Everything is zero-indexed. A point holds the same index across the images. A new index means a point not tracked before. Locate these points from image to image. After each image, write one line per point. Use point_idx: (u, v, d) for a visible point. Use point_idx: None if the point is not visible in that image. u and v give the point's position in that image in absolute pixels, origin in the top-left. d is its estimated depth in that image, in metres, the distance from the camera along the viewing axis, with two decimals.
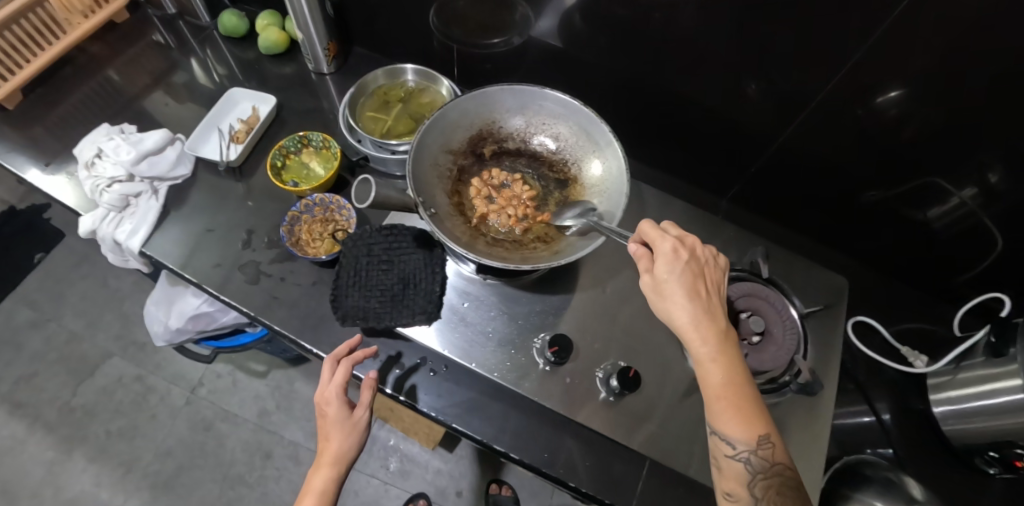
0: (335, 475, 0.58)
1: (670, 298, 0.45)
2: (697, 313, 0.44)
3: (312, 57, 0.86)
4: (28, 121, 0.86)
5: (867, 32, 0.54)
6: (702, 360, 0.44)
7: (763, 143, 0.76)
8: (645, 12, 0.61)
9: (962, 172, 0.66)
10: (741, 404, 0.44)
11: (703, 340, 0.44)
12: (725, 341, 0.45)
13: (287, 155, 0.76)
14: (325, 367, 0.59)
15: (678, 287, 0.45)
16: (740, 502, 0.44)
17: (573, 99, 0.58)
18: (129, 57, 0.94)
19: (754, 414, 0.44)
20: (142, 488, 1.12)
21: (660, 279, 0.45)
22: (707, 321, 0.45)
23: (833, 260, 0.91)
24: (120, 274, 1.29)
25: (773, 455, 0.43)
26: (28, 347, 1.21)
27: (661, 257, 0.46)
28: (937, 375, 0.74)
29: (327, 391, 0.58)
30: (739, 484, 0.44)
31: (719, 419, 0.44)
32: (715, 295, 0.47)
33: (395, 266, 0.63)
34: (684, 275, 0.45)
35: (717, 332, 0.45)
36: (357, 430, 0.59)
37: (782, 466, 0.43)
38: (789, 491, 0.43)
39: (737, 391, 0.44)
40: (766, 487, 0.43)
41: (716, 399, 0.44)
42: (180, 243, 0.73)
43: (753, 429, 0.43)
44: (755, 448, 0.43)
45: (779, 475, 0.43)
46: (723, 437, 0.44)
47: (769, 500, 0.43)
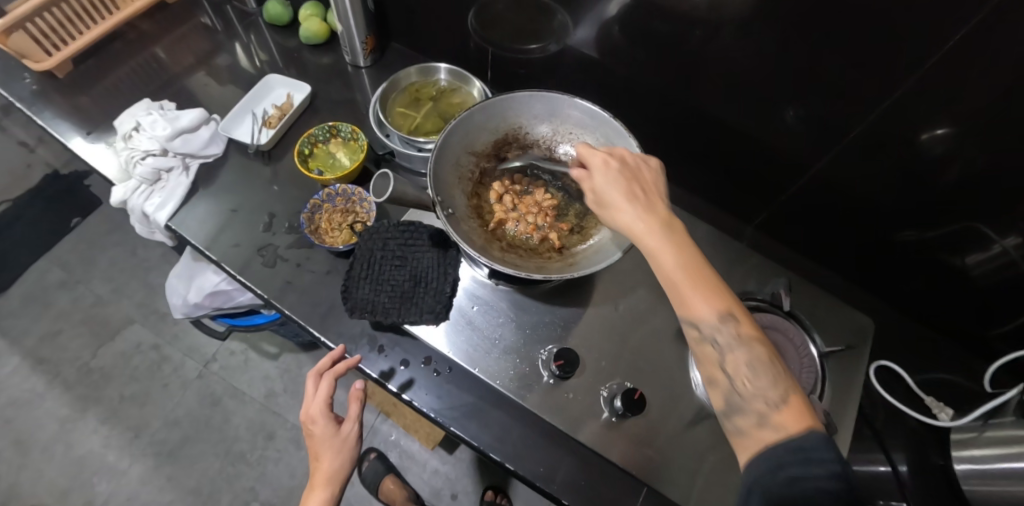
0: (331, 492, 0.61)
1: (616, 206, 0.44)
2: (637, 209, 0.43)
3: (350, 49, 0.88)
4: (77, 90, 0.89)
5: (918, 64, 0.52)
6: (654, 251, 0.42)
7: (796, 172, 0.74)
8: (686, 28, 0.60)
9: (1007, 219, 0.63)
10: (698, 279, 0.41)
11: (650, 230, 0.42)
12: (671, 227, 0.43)
13: (315, 143, 0.77)
14: (310, 383, 0.61)
15: (616, 191, 0.44)
16: (721, 387, 0.41)
17: (601, 110, 0.58)
18: (176, 37, 0.97)
19: (712, 291, 0.41)
20: (147, 454, 1.15)
21: (600, 187, 0.45)
22: (647, 213, 0.43)
23: (861, 299, 0.88)
24: (149, 245, 1.33)
25: (742, 329, 0.40)
26: (56, 305, 1.26)
27: (596, 172, 0.46)
28: (961, 431, 0.70)
29: (312, 409, 0.61)
30: (716, 368, 0.41)
31: (682, 303, 0.41)
32: (655, 194, 0.45)
33: (408, 263, 0.63)
34: (619, 178, 0.45)
35: (660, 220, 0.43)
36: (347, 446, 0.62)
37: (750, 341, 0.40)
38: (759, 363, 0.40)
39: (690, 271, 0.41)
40: (737, 363, 0.40)
41: (671, 285, 0.41)
42: (204, 220, 0.75)
43: (714, 304, 0.40)
44: (719, 326, 0.40)
45: (751, 352, 0.40)
46: (688, 322, 0.41)
47: (744, 379, 0.40)
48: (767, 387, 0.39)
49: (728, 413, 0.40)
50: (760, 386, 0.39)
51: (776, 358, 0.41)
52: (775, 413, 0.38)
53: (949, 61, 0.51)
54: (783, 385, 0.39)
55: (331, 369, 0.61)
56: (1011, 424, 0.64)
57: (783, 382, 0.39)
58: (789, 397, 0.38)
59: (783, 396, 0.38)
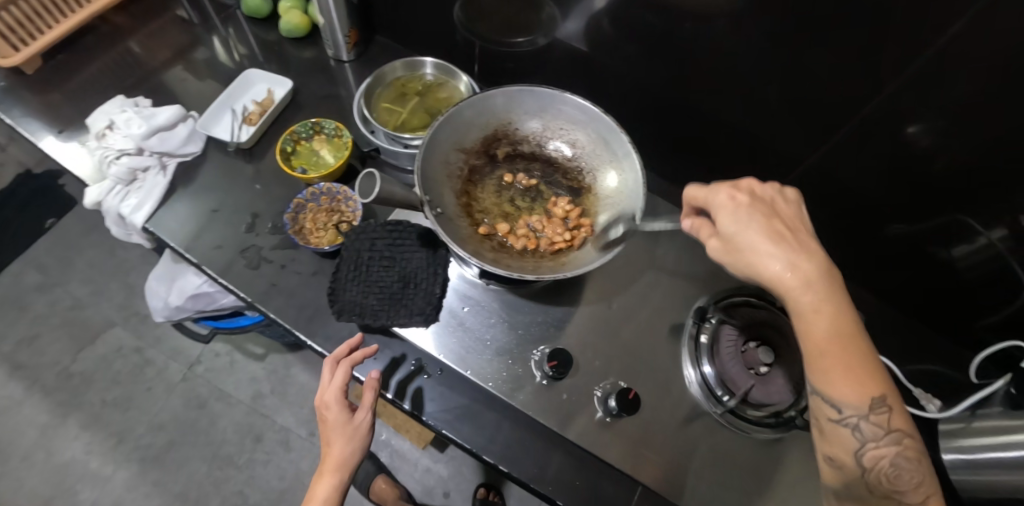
0: (339, 481, 0.58)
1: (752, 250, 0.41)
2: (788, 255, 0.40)
3: (332, 43, 0.85)
4: (46, 86, 0.86)
5: (904, 57, 0.52)
6: (803, 312, 0.40)
7: (787, 166, 0.73)
8: (676, 21, 0.59)
9: (992, 213, 0.62)
10: (850, 361, 0.39)
11: (805, 289, 0.40)
12: (832, 289, 0.40)
13: (298, 141, 0.75)
14: (326, 369, 0.58)
15: (757, 232, 0.41)
16: (844, 470, 0.42)
17: (593, 106, 0.58)
18: (151, 30, 0.94)
19: (868, 375, 0.40)
20: (132, 460, 1.13)
21: (729, 229, 0.42)
22: (797, 263, 0.40)
23: (851, 292, 0.88)
24: (129, 245, 1.29)
25: (891, 423, 0.40)
26: (32, 309, 1.22)
27: (720, 209, 0.43)
28: (949, 422, 0.71)
29: (325, 394, 0.58)
30: (847, 452, 0.41)
31: (824, 379, 0.40)
32: (802, 230, 0.42)
33: (397, 263, 0.62)
34: (754, 218, 0.42)
35: (822, 280, 0.40)
36: (358, 435, 0.59)
37: (898, 435, 0.41)
38: (906, 460, 0.41)
39: (843, 346, 0.39)
40: (881, 457, 0.41)
41: (824, 355, 0.40)
42: (184, 221, 0.72)
43: (867, 390, 0.39)
44: (868, 413, 0.40)
45: (898, 447, 0.41)
46: (829, 400, 0.41)
47: (882, 471, 0.40)
48: (908, 486, 0.40)
49: (844, 494, 0.42)
50: (900, 483, 0.40)
51: (919, 452, 0.42)
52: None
53: (936, 57, 0.50)
54: (926, 485, 0.40)
55: (348, 357, 0.59)
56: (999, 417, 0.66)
57: (928, 484, 0.40)
58: (931, 501, 0.40)
59: (926, 499, 0.39)
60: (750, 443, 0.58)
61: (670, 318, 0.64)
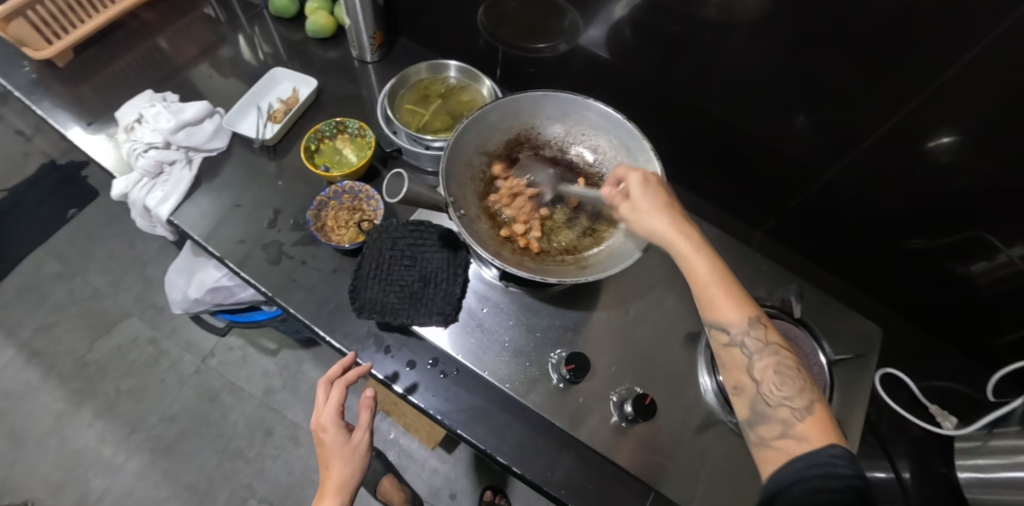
0: (340, 505, 0.57)
1: (642, 211, 0.47)
2: (670, 212, 0.46)
3: (357, 44, 0.86)
4: (77, 80, 0.88)
5: (930, 75, 0.52)
6: (686, 255, 0.44)
7: (806, 179, 0.73)
8: (699, 32, 0.59)
9: (1014, 230, 0.62)
10: (729, 286, 0.44)
11: (682, 234, 0.45)
12: (700, 234, 0.45)
13: (322, 139, 0.76)
14: (320, 392, 0.60)
15: (650, 196, 0.47)
16: (747, 394, 0.42)
17: (616, 112, 0.58)
18: (180, 27, 0.95)
19: (741, 297, 0.43)
20: (144, 449, 1.14)
21: (637, 187, 0.48)
22: (678, 216, 0.46)
23: (867, 307, 0.88)
24: (147, 237, 1.32)
25: (767, 336, 0.43)
26: (52, 297, 1.24)
27: (632, 184, 0.49)
28: (965, 440, 0.70)
29: (323, 416, 0.59)
30: (741, 372, 0.43)
31: (711, 308, 0.43)
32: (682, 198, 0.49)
33: (417, 263, 0.63)
34: (655, 184, 0.48)
35: (691, 224, 0.46)
36: (357, 455, 0.59)
37: (777, 347, 0.43)
38: (787, 369, 0.42)
39: (723, 276, 0.44)
40: (766, 369, 0.42)
41: (702, 289, 0.44)
42: (207, 216, 0.74)
43: (743, 310, 0.43)
44: (748, 329, 0.43)
45: (777, 357, 0.42)
46: (719, 326, 0.43)
47: (771, 381, 0.42)
48: (793, 393, 0.41)
49: (753, 421, 0.41)
50: (786, 391, 0.41)
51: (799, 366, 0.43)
52: (797, 419, 0.39)
53: (960, 73, 0.51)
54: (806, 390, 0.41)
55: (342, 377, 0.60)
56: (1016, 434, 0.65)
57: (807, 388, 0.41)
58: (813, 405, 0.40)
59: (809, 402, 0.40)
60: None
61: (687, 326, 0.64)
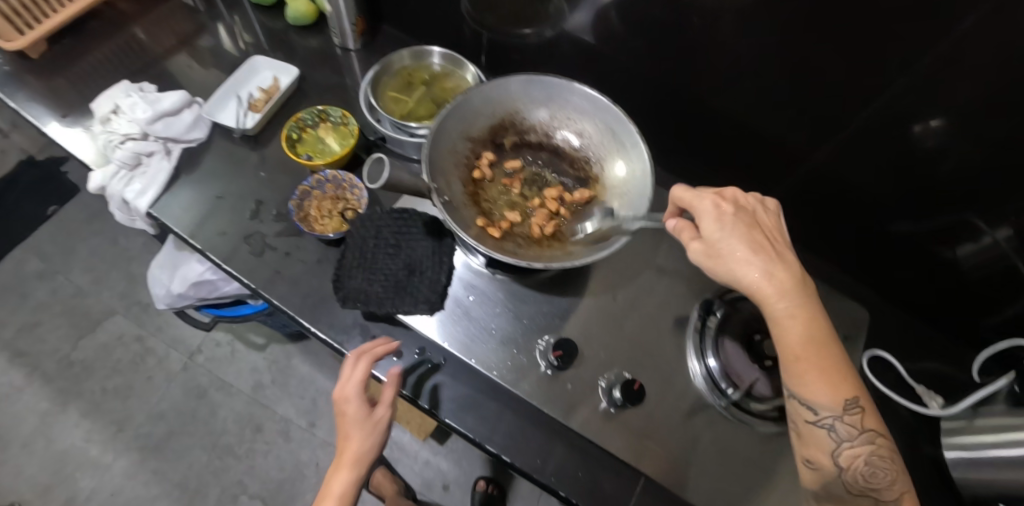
0: (355, 473, 0.58)
1: (726, 255, 0.44)
2: (767, 266, 0.43)
3: (339, 31, 0.84)
4: (50, 71, 0.85)
5: (915, 57, 0.51)
6: (779, 318, 0.44)
7: (793, 162, 0.73)
8: (686, 15, 0.58)
9: (999, 214, 0.62)
10: (826, 366, 0.44)
11: (781, 295, 0.43)
12: (806, 295, 0.44)
13: (304, 128, 0.75)
14: (348, 363, 0.58)
15: (741, 242, 0.44)
16: (823, 470, 0.46)
17: (601, 96, 0.57)
18: (157, 16, 0.93)
19: (841, 381, 0.44)
20: (132, 448, 1.12)
21: (712, 237, 0.44)
22: (772, 274, 0.43)
23: (854, 290, 0.88)
24: (131, 234, 1.29)
25: (862, 421, 0.45)
26: (33, 296, 1.22)
27: (705, 217, 0.45)
28: (951, 420, 0.71)
29: (346, 388, 0.57)
30: (823, 453, 0.45)
31: (801, 384, 0.44)
32: (779, 242, 0.46)
33: (402, 251, 0.62)
34: (736, 233, 0.44)
35: (797, 290, 0.44)
36: (377, 430, 0.58)
37: (873, 435, 0.45)
38: (879, 460, 0.44)
39: (816, 348, 0.43)
40: (857, 458, 0.45)
41: (793, 363, 0.44)
42: (188, 208, 0.72)
43: (840, 395, 0.44)
44: (841, 414, 0.44)
45: (870, 446, 0.45)
46: (808, 406, 0.45)
47: (856, 467, 0.45)
48: (886, 484, 0.44)
49: (824, 494, 0.46)
50: (877, 479, 0.44)
51: (890, 450, 0.46)
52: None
53: (943, 57, 0.50)
54: (895, 479, 0.45)
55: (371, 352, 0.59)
56: (1002, 414, 0.65)
57: (901, 480, 0.45)
58: (905, 497, 0.44)
59: (900, 494, 0.44)
60: (752, 436, 0.58)
61: (676, 311, 0.63)
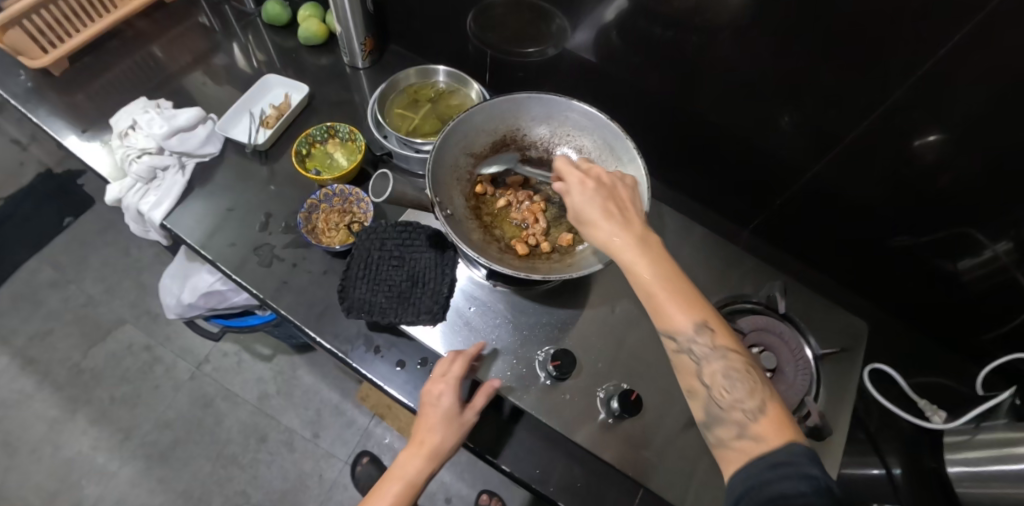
0: (429, 465, 0.54)
1: (593, 222, 0.45)
2: (616, 226, 0.44)
3: (348, 50, 0.88)
4: (71, 88, 0.89)
5: (910, 71, 0.53)
6: (630, 265, 0.43)
7: (791, 176, 0.74)
8: (683, 34, 0.61)
9: (998, 225, 0.63)
10: (674, 292, 0.43)
11: (628, 246, 0.43)
12: (646, 240, 0.44)
13: (313, 143, 0.77)
14: (447, 362, 0.57)
15: (595, 207, 0.45)
16: (700, 397, 0.43)
17: (599, 113, 0.60)
18: (173, 35, 0.97)
19: (689, 304, 0.43)
20: (138, 457, 1.14)
21: (577, 204, 0.45)
22: (625, 230, 0.44)
23: (855, 304, 0.89)
24: (142, 244, 1.32)
25: (715, 339, 0.42)
26: (46, 305, 1.24)
27: (573, 190, 0.46)
28: (954, 433, 0.71)
29: (443, 386, 0.55)
30: (693, 380, 0.43)
31: (661, 315, 0.43)
32: (630, 206, 0.46)
33: (406, 263, 0.64)
34: (597, 196, 0.45)
35: (637, 236, 0.44)
36: (460, 430, 0.55)
37: (726, 350, 0.42)
38: (735, 371, 0.42)
39: (667, 286, 0.42)
40: (715, 373, 0.42)
41: (654, 301, 0.43)
42: (200, 220, 0.74)
43: (693, 319, 0.42)
44: (696, 336, 0.42)
45: (726, 360, 0.42)
46: (668, 334, 0.43)
47: (721, 386, 0.42)
48: (744, 396, 0.41)
49: (709, 423, 0.42)
50: (737, 393, 0.41)
51: (751, 366, 0.43)
52: (752, 424, 0.40)
53: (940, 71, 0.51)
54: (757, 391, 0.41)
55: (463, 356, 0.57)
56: (1004, 426, 0.66)
57: (758, 387, 0.42)
58: (766, 403, 0.41)
59: (760, 403, 0.41)
60: None
61: None
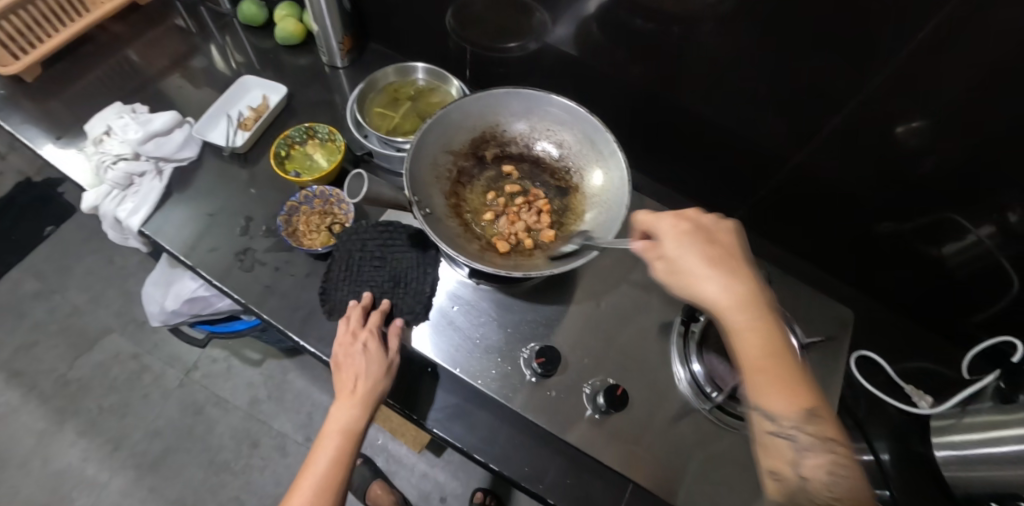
0: (362, 411, 0.56)
1: (691, 272, 0.40)
2: (723, 277, 0.39)
3: (327, 49, 0.86)
4: (45, 94, 0.87)
5: (889, 57, 0.53)
6: (736, 327, 0.38)
7: (775, 166, 0.74)
8: (662, 24, 0.60)
9: (980, 209, 0.63)
10: (783, 370, 0.37)
11: (738, 305, 0.38)
12: (760, 304, 0.39)
13: (292, 145, 0.76)
14: (359, 313, 0.59)
15: (694, 256, 0.40)
16: (786, 483, 0.37)
17: (579, 106, 0.59)
18: (149, 39, 0.95)
19: (798, 385, 0.37)
20: (128, 466, 1.12)
21: (673, 252, 0.41)
22: (733, 285, 0.39)
23: (842, 292, 0.89)
24: (127, 252, 1.30)
25: (823, 431, 0.37)
26: (30, 316, 1.22)
27: (666, 238, 0.41)
28: (940, 418, 0.71)
29: (362, 335, 0.57)
30: (784, 464, 0.37)
31: (758, 389, 0.38)
32: (738, 256, 0.41)
33: (387, 263, 0.63)
34: (696, 240, 0.41)
35: (749, 295, 0.39)
36: (388, 373, 0.58)
37: (833, 442, 0.37)
38: (841, 469, 0.36)
39: (775, 360, 0.37)
40: (816, 467, 0.37)
41: (755, 371, 0.38)
42: (179, 225, 0.73)
43: (801, 402, 0.37)
44: (803, 423, 0.37)
45: (831, 453, 0.37)
46: (766, 412, 0.37)
47: (820, 482, 0.36)
48: (848, 501, 0.35)
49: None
50: (839, 495, 0.36)
51: (852, 463, 0.38)
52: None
53: (918, 56, 0.51)
54: (863, 499, 0.36)
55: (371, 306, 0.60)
56: (990, 411, 0.65)
57: (863, 492, 0.36)
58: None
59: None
60: (739, 439, 0.59)
61: (661, 316, 0.64)
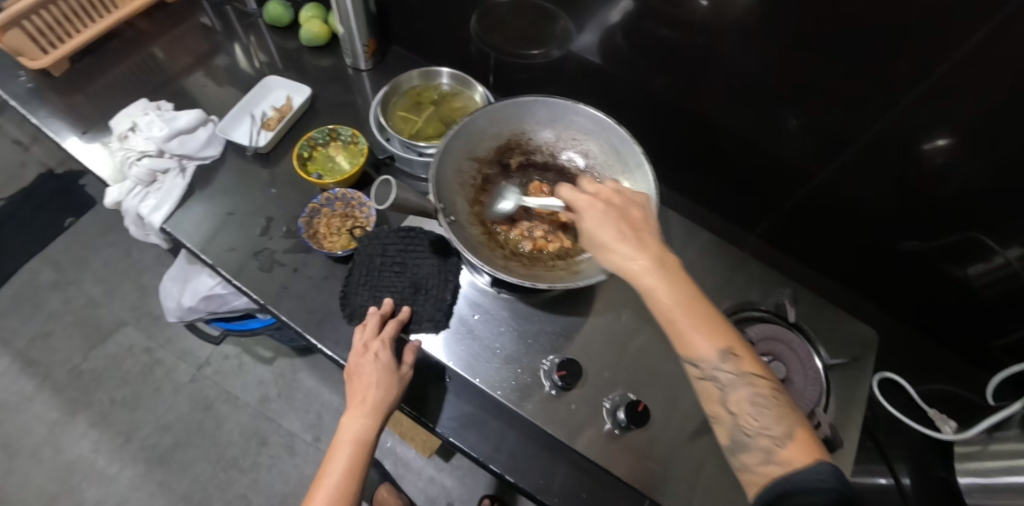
0: (375, 420, 0.54)
1: (607, 242, 0.42)
2: (632, 246, 0.42)
3: (351, 51, 0.87)
4: (71, 89, 0.88)
5: (924, 75, 0.51)
6: (649, 290, 0.41)
7: (800, 181, 0.73)
8: (691, 37, 0.59)
9: (1010, 232, 0.62)
10: (696, 321, 0.40)
11: (649, 269, 0.41)
12: (669, 263, 0.42)
13: (315, 147, 0.76)
14: (373, 322, 0.58)
15: (610, 229, 0.43)
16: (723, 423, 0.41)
17: (606, 117, 0.59)
18: (175, 36, 0.96)
19: (711, 331, 0.41)
20: (138, 459, 1.13)
21: (590, 227, 0.43)
22: (642, 250, 0.42)
23: (863, 310, 0.87)
24: (144, 246, 1.32)
25: (742, 366, 0.40)
26: (47, 306, 1.24)
27: (586, 209, 0.44)
28: (965, 444, 0.69)
29: (374, 343, 0.57)
30: (717, 405, 0.41)
31: (683, 343, 0.41)
32: (645, 228, 0.44)
33: (408, 269, 0.63)
34: (608, 216, 0.43)
35: (656, 255, 0.42)
36: (400, 386, 0.57)
37: (753, 376, 0.40)
38: (763, 399, 0.40)
39: (688, 312, 0.40)
40: (742, 400, 0.40)
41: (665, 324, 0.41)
42: (200, 223, 0.73)
43: (715, 348, 0.40)
44: (722, 363, 0.40)
45: (753, 387, 0.40)
46: (690, 362, 0.41)
47: (748, 415, 0.40)
48: (771, 423, 0.39)
49: (733, 449, 0.40)
50: (764, 421, 0.39)
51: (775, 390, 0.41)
52: (777, 446, 0.38)
53: (951, 76, 0.50)
54: (786, 419, 0.39)
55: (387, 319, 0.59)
56: (1015, 439, 0.64)
57: (787, 415, 0.40)
58: (794, 431, 0.39)
59: (788, 430, 0.39)
60: None
61: None
